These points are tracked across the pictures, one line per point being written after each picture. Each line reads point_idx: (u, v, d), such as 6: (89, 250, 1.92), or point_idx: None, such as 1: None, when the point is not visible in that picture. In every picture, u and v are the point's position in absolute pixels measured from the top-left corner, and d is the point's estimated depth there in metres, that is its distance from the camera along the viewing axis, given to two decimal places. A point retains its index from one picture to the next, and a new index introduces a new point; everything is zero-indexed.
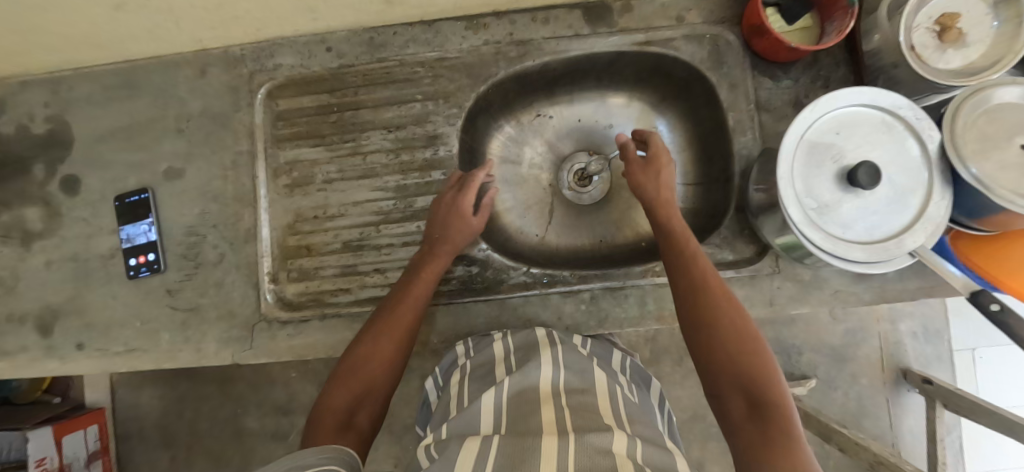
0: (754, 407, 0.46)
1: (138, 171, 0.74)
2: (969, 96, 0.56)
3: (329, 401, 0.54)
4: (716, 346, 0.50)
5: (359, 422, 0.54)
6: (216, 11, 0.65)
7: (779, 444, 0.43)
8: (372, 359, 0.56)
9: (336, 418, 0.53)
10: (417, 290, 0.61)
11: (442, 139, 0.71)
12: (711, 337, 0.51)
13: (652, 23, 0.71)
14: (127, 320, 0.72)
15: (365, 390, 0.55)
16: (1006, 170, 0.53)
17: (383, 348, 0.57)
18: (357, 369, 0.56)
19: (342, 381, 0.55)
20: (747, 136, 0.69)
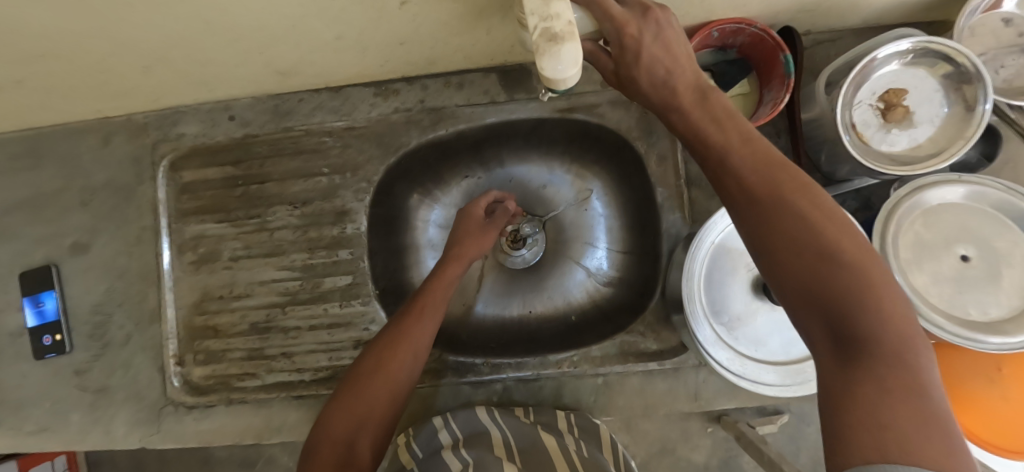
0: (838, 338, 0.28)
1: (44, 244, 0.71)
2: (905, 196, 0.49)
3: (326, 436, 0.48)
4: (784, 234, 0.30)
5: (359, 460, 0.47)
6: (102, 88, 0.61)
7: (896, 398, 0.24)
8: (373, 388, 0.51)
9: (331, 459, 0.46)
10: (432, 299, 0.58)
11: (350, 215, 0.68)
12: (771, 223, 0.30)
13: (576, 88, 0.65)
14: (37, 399, 0.70)
15: (359, 422, 0.49)
16: (940, 284, 0.47)
17: (393, 371, 0.52)
18: (352, 401, 0.50)
19: (339, 418, 0.50)
20: (676, 214, 0.64)
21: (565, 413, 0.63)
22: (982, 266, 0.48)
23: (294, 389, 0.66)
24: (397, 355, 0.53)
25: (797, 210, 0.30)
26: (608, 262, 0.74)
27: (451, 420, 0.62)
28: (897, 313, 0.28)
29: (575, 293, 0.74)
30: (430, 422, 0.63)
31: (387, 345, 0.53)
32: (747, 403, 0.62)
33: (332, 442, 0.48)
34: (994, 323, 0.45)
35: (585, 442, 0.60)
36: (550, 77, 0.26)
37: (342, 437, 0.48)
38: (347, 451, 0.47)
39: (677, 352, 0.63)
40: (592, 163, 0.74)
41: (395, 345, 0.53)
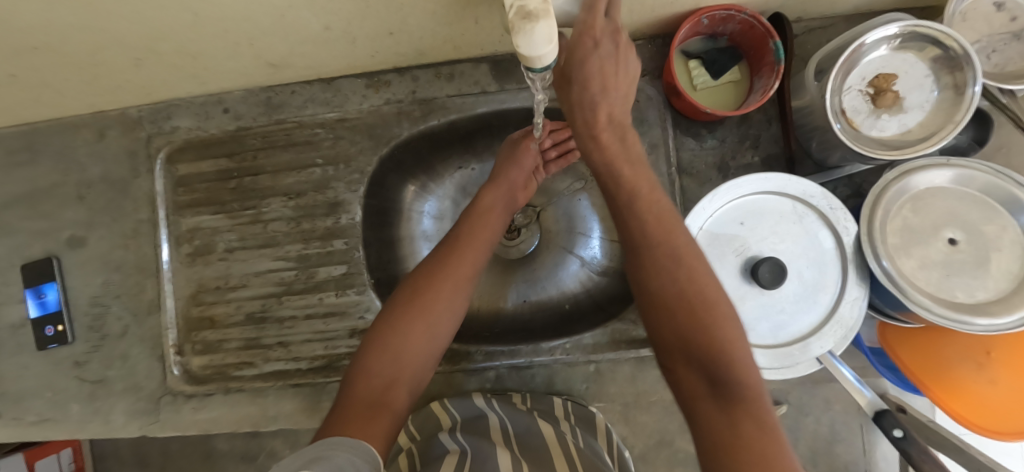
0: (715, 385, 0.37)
1: (42, 238, 0.72)
2: (894, 180, 0.49)
3: (364, 374, 0.47)
4: (687, 286, 0.41)
5: (393, 400, 0.46)
6: (95, 81, 0.61)
7: (766, 436, 0.33)
8: (414, 327, 0.50)
9: (371, 394, 0.46)
10: (479, 240, 0.56)
11: (344, 206, 0.68)
12: (668, 281, 0.41)
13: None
14: (38, 390, 0.71)
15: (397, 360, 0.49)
16: (927, 268, 0.47)
17: (434, 311, 0.51)
18: (392, 339, 0.49)
19: (380, 354, 0.49)
20: (667, 203, 0.64)
21: (561, 399, 0.63)
22: (969, 250, 0.48)
23: (290, 378, 0.67)
24: (441, 298, 0.52)
25: (677, 282, 0.41)
26: (603, 250, 0.74)
27: (450, 405, 0.64)
28: (747, 370, 0.38)
29: (569, 282, 0.74)
30: (429, 406, 0.65)
31: (428, 283, 0.52)
32: None
33: (369, 379, 0.47)
34: (980, 306, 0.45)
35: (580, 431, 0.60)
36: (526, 55, 0.26)
37: (380, 375, 0.47)
38: (384, 389, 0.47)
39: None
40: None
41: (437, 285, 0.52)
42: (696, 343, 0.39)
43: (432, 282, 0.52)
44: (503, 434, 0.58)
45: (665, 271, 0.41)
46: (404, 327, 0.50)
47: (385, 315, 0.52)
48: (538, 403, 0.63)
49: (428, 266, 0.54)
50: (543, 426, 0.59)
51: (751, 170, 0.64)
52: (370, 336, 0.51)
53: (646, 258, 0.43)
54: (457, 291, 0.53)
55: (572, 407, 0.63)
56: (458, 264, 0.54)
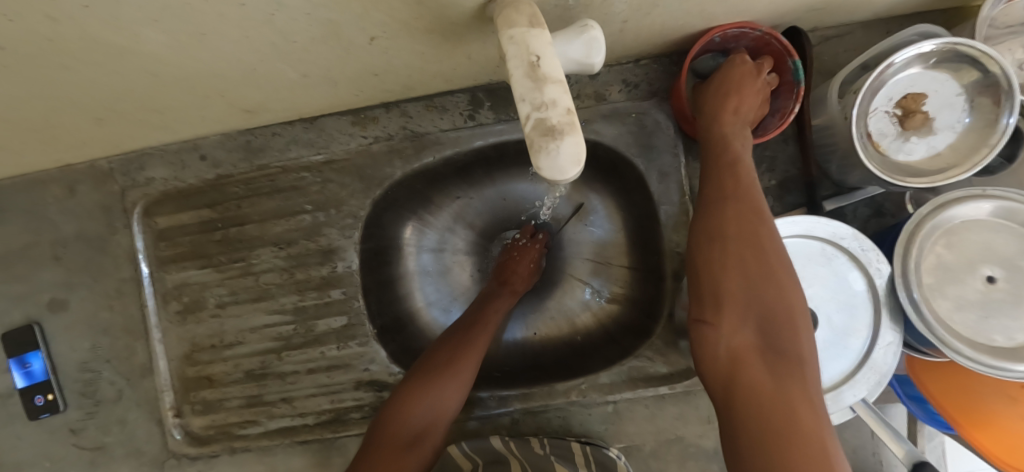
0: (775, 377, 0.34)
1: (22, 304, 0.68)
2: (927, 215, 0.46)
3: (397, 420, 0.50)
4: (746, 270, 0.38)
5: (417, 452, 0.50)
6: (57, 141, 0.57)
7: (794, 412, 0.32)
8: (445, 390, 0.52)
9: (395, 445, 0.50)
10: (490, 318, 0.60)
11: (339, 253, 0.64)
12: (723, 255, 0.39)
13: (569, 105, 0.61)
14: (35, 459, 0.68)
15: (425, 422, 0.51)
16: (964, 310, 0.45)
17: (464, 376, 0.53)
18: (421, 399, 0.51)
19: (405, 416, 0.51)
20: (682, 232, 0.61)
21: (579, 441, 0.61)
22: (1008, 289, 0.45)
23: (297, 435, 0.65)
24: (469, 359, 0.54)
25: (739, 273, 0.38)
26: (612, 278, 0.71)
27: (465, 445, 0.62)
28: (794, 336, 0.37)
29: (577, 313, 0.71)
30: (444, 452, 0.62)
31: (461, 346, 0.55)
32: None
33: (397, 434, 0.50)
34: (1020, 349, 0.43)
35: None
36: (549, 176, 0.22)
37: (406, 431, 0.50)
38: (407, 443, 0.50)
39: (687, 375, 0.61)
40: (589, 178, 0.69)
41: (464, 355, 0.54)
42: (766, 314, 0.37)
43: (457, 360, 0.53)
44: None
45: (753, 278, 0.38)
46: (436, 390, 0.51)
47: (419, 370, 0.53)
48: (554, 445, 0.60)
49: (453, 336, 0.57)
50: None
51: (767, 194, 0.61)
52: (406, 384, 0.52)
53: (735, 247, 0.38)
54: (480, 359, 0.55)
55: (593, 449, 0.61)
56: (476, 340, 0.56)
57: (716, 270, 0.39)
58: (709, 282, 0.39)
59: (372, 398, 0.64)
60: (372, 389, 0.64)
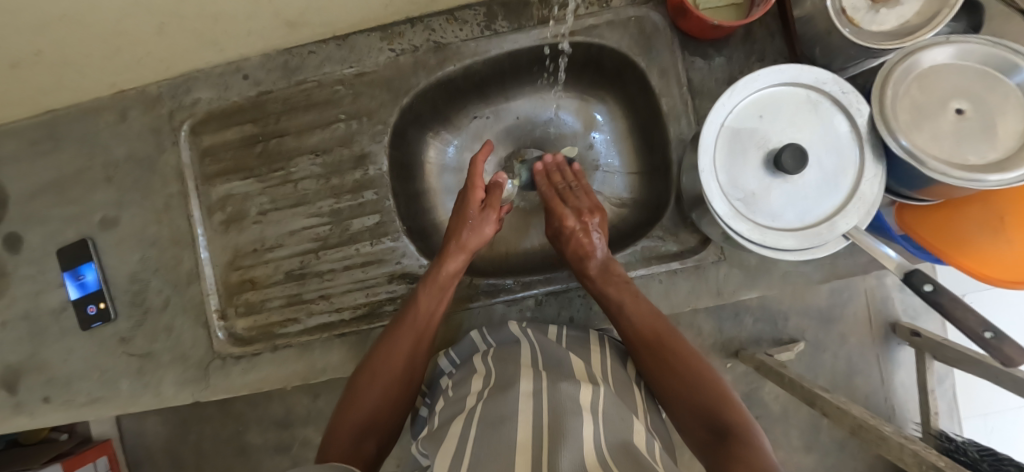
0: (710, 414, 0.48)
1: (74, 223, 0.73)
2: (899, 61, 0.52)
3: (341, 422, 0.55)
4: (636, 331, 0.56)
5: (364, 452, 0.52)
6: (119, 55, 0.63)
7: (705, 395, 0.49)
8: (373, 386, 0.56)
9: (345, 436, 0.53)
10: (424, 303, 0.61)
11: (371, 158, 0.69)
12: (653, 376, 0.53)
13: (575, 13, 0.67)
14: (85, 371, 0.72)
15: (359, 426, 0.54)
16: (940, 139, 0.50)
17: (390, 367, 0.57)
18: (358, 397, 0.56)
19: (342, 420, 0.55)
20: (682, 122, 0.66)
21: (597, 333, 0.63)
22: (975, 118, 0.51)
23: (335, 329, 0.69)
24: (396, 350, 0.58)
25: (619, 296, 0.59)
26: (624, 184, 0.77)
27: (485, 333, 0.64)
28: (668, 337, 0.55)
29: None
30: (468, 336, 0.65)
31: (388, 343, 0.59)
32: (769, 292, 0.65)
33: (340, 438, 0.53)
34: (995, 165, 0.48)
35: (612, 361, 0.59)
36: None
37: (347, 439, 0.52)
38: (354, 448, 0.52)
39: (697, 251, 0.66)
40: (597, 89, 0.77)
41: (383, 355, 0.58)
42: (648, 336, 0.55)
43: (375, 361, 0.58)
44: (533, 361, 0.55)
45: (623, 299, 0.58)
46: (361, 391, 0.56)
47: (357, 375, 0.58)
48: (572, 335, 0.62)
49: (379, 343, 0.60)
50: (576, 361, 0.55)
51: None
52: (348, 390, 0.58)
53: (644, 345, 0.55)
54: (399, 356, 0.58)
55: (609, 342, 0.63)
56: (405, 333, 0.59)
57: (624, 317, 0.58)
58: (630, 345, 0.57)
59: (405, 291, 0.69)
60: (404, 282, 0.69)
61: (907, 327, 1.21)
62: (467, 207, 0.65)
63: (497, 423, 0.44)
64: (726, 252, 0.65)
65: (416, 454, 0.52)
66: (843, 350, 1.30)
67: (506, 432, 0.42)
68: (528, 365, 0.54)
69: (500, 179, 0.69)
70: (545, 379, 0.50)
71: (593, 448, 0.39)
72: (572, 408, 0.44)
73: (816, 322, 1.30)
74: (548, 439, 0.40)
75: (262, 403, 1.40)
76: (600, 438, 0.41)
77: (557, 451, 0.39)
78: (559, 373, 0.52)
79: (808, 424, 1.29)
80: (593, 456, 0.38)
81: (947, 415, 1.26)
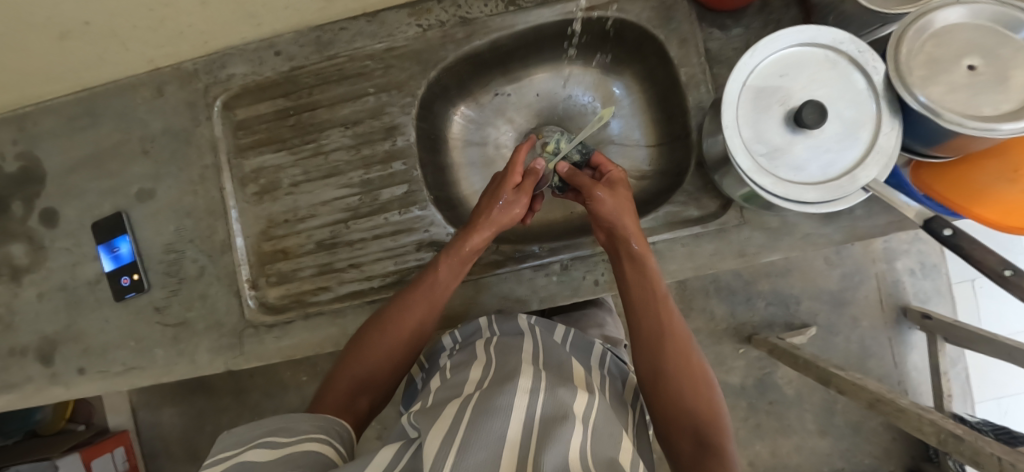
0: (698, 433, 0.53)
1: (111, 196, 0.75)
2: (913, 21, 0.54)
3: (337, 380, 0.60)
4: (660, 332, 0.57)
5: (356, 407, 0.59)
6: (160, 29, 0.65)
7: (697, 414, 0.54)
8: (376, 351, 0.60)
9: (341, 391, 0.59)
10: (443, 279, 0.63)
11: (399, 130, 0.72)
12: (653, 378, 0.56)
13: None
14: (121, 340, 0.74)
15: (355, 384, 0.59)
16: (954, 92, 0.52)
17: (398, 334, 0.61)
18: (359, 362, 0.60)
19: (343, 372, 0.60)
20: (702, 91, 0.69)
21: (601, 347, 0.66)
22: (990, 73, 0.53)
23: (367, 295, 0.71)
24: (407, 319, 0.62)
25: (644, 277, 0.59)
26: (644, 157, 0.80)
27: (494, 322, 0.65)
28: (684, 349, 0.57)
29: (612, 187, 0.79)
30: (476, 320, 0.66)
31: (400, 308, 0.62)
32: (790, 254, 0.67)
33: (337, 392, 0.59)
34: (1009, 115, 0.50)
35: (609, 381, 0.62)
36: None
37: (342, 394, 0.59)
38: (347, 405, 0.58)
39: (719, 215, 0.68)
40: (616, 65, 0.80)
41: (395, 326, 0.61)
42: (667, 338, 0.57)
43: (384, 328, 0.61)
44: (534, 356, 0.56)
45: (648, 287, 0.59)
46: (363, 354, 0.60)
47: (361, 337, 0.62)
48: (575, 341, 0.66)
49: (390, 307, 0.63)
50: (576, 367, 0.58)
51: None
52: (350, 347, 0.63)
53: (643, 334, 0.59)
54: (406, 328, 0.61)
55: (610, 358, 0.66)
56: (416, 305, 0.62)
57: (642, 305, 0.59)
58: (642, 343, 0.58)
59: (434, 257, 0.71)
60: (433, 249, 0.71)
61: (918, 310, 1.23)
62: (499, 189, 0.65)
63: (489, 412, 0.42)
64: (747, 215, 0.67)
65: (404, 426, 0.49)
66: (856, 333, 1.31)
67: (496, 426, 0.40)
68: (528, 361, 0.54)
69: (540, 163, 0.65)
70: (543, 380, 0.49)
71: (578, 456, 0.38)
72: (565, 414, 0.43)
73: (829, 305, 1.32)
74: (536, 441, 0.39)
75: (279, 393, 1.41)
76: (586, 448, 0.39)
77: (542, 454, 0.37)
78: (559, 376, 0.53)
79: (821, 407, 1.30)
80: (576, 460, 0.37)
81: (960, 398, 1.27)
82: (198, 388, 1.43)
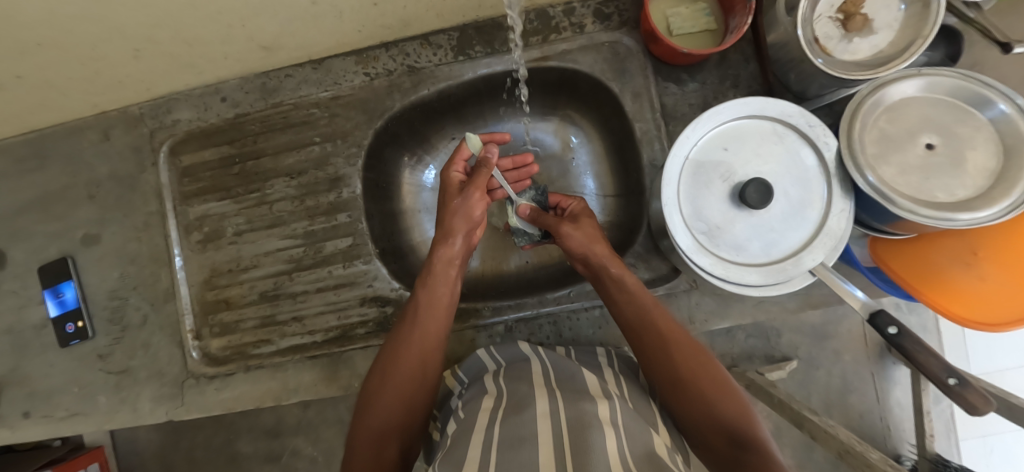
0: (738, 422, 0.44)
1: (57, 239, 0.75)
2: (867, 94, 0.51)
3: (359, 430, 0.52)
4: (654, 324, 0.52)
5: (389, 457, 0.49)
6: (97, 79, 0.64)
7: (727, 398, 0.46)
8: (391, 386, 0.54)
9: (370, 439, 0.50)
10: (439, 298, 0.61)
11: (345, 181, 0.70)
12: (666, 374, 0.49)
13: (522, 44, 0.67)
14: (65, 386, 0.73)
15: (378, 436, 0.51)
16: (908, 174, 0.49)
17: (406, 363, 0.55)
18: (375, 404, 0.53)
19: (362, 429, 0.52)
20: (655, 147, 0.65)
21: (604, 350, 0.63)
22: (945, 153, 0.50)
23: (307, 350, 0.69)
24: (411, 352, 0.56)
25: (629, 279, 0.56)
26: (600, 207, 0.77)
27: (495, 351, 0.63)
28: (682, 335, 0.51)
29: None
30: (475, 353, 0.65)
31: (399, 342, 0.58)
32: (741, 321, 0.65)
33: (362, 451, 0.50)
34: (962, 203, 0.47)
35: (624, 376, 0.58)
36: None
37: (371, 445, 0.50)
38: (377, 460, 0.49)
39: (669, 278, 0.66)
40: (574, 111, 0.77)
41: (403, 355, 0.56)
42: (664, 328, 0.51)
43: (389, 367, 0.56)
44: (545, 379, 0.55)
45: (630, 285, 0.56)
46: (379, 399, 0.53)
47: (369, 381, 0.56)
48: (580, 355, 0.62)
49: (390, 345, 0.58)
50: (589, 375, 0.55)
51: None
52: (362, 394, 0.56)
53: (645, 341, 0.52)
54: (416, 355, 0.56)
55: (617, 358, 0.62)
56: (415, 330, 0.58)
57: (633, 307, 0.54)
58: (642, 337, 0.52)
59: (376, 313, 0.69)
60: (376, 304, 0.69)
61: None
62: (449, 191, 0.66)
63: (516, 444, 0.41)
64: (698, 280, 0.65)
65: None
66: (838, 366, 1.22)
67: (527, 454, 0.39)
68: (540, 385, 0.52)
69: (463, 153, 0.68)
70: (561, 400, 0.48)
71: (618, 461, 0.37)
72: (594, 423, 0.42)
73: (812, 338, 1.22)
74: (573, 459, 0.38)
75: (253, 412, 1.41)
76: (625, 453, 0.39)
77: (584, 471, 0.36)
78: (574, 390, 0.51)
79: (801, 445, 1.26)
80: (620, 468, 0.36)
81: (944, 438, 1.18)
82: None
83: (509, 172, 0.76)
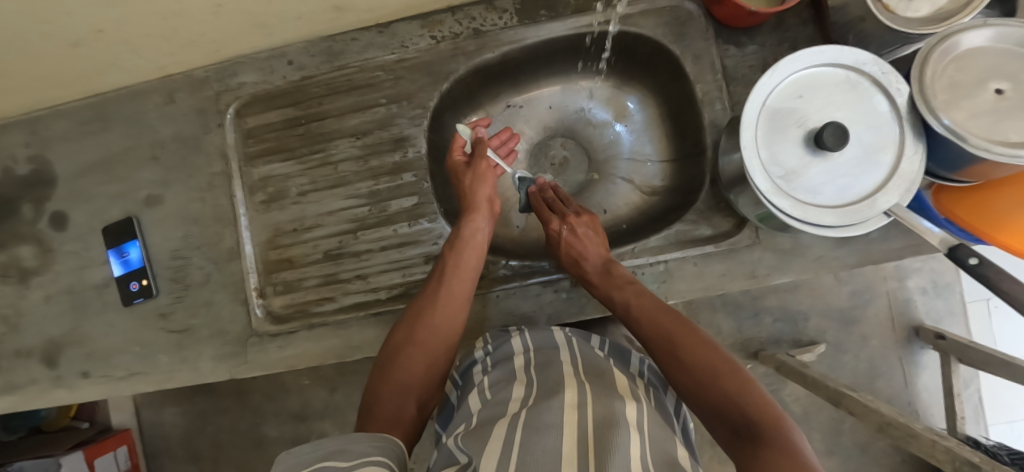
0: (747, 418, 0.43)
1: (119, 200, 0.75)
2: (937, 43, 0.52)
3: (381, 388, 0.53)
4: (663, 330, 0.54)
5: (408, 413, 0.50)
6: (174, 37, 0.65)
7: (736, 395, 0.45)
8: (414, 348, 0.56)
9: (391, 394, 0.52)
10: (468, 262, 0.62)
11: (409, 140, 0.71)
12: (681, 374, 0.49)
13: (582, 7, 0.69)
14: (125, 345, 0.74)
15: (401, 389, 0.52)
16: (979, 117, 0.50)
17: (433, 325, 0.58)
18: (396, 364, 0.55)
19: (387, 382, 0.53)
20: (716, 107, 0.67)
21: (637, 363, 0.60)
22: (1016, 96, 0.51)
23: (371, 307, 0.70)
24: (439, 313, 0.59)
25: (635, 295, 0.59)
26: (656, 173, 0.79)
27: (527, 334, 0.60)
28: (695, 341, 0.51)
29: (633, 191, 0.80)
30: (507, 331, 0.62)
31: (427, 305, 0.59)
32: (802, 275, 0.66)
33: (384, 403, 0.51)
34: None
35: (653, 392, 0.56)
36: None
37: (393, 398, 0.51)
38: (399, 411, 0.50)
39: (731, 234, 0.67)
40: (629, 79, 0.79)
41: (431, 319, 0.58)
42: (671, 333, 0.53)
43: (416, 327, 0.57)
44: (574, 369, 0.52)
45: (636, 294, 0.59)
46: (402, 360, 0.55)
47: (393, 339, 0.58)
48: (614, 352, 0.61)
49: (418, 305, 0.60)
50: (619, 375, 0.53)
51: None
52: (384, 353, 0.57)
53: (645, 321, 0.56)
54: (443, 321, 0.58)
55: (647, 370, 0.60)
56: (444, 294, 0.60)
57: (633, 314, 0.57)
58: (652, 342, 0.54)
59: None
60: None
61: (930, 330, 1.11)
62: (461, 169, 0.69)
63: (540, 428, 0.40)
64: (760, 235, 0.66)
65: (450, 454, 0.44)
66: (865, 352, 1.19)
67: (548, 441, 0.38)
68: (569, 374, 0.50)
69: (462, 138, 0.70)
70: (589, 393, 0.46)
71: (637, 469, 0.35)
72: (619, 424, 0.40)
73: (837, 323, 1.20)
74: (595, 459, 0.36)
75: (278, 396, 1.41)
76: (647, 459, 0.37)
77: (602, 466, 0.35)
78: (603, 386, 0.49)
79: (830, 427, 1.18)
80: None
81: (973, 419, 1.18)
82: (198, 389, 1.43)
83: (500, 148, 0.76)
